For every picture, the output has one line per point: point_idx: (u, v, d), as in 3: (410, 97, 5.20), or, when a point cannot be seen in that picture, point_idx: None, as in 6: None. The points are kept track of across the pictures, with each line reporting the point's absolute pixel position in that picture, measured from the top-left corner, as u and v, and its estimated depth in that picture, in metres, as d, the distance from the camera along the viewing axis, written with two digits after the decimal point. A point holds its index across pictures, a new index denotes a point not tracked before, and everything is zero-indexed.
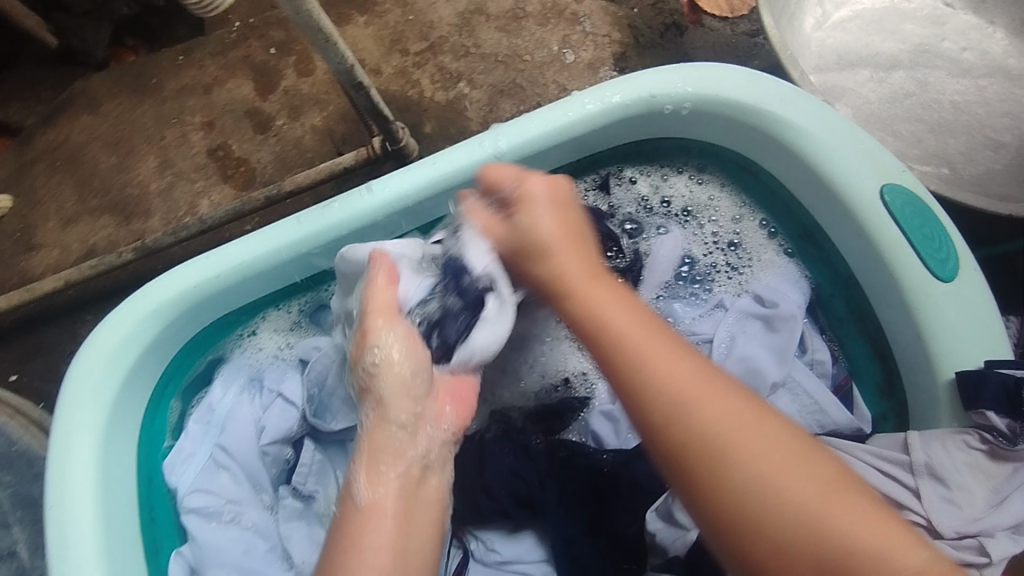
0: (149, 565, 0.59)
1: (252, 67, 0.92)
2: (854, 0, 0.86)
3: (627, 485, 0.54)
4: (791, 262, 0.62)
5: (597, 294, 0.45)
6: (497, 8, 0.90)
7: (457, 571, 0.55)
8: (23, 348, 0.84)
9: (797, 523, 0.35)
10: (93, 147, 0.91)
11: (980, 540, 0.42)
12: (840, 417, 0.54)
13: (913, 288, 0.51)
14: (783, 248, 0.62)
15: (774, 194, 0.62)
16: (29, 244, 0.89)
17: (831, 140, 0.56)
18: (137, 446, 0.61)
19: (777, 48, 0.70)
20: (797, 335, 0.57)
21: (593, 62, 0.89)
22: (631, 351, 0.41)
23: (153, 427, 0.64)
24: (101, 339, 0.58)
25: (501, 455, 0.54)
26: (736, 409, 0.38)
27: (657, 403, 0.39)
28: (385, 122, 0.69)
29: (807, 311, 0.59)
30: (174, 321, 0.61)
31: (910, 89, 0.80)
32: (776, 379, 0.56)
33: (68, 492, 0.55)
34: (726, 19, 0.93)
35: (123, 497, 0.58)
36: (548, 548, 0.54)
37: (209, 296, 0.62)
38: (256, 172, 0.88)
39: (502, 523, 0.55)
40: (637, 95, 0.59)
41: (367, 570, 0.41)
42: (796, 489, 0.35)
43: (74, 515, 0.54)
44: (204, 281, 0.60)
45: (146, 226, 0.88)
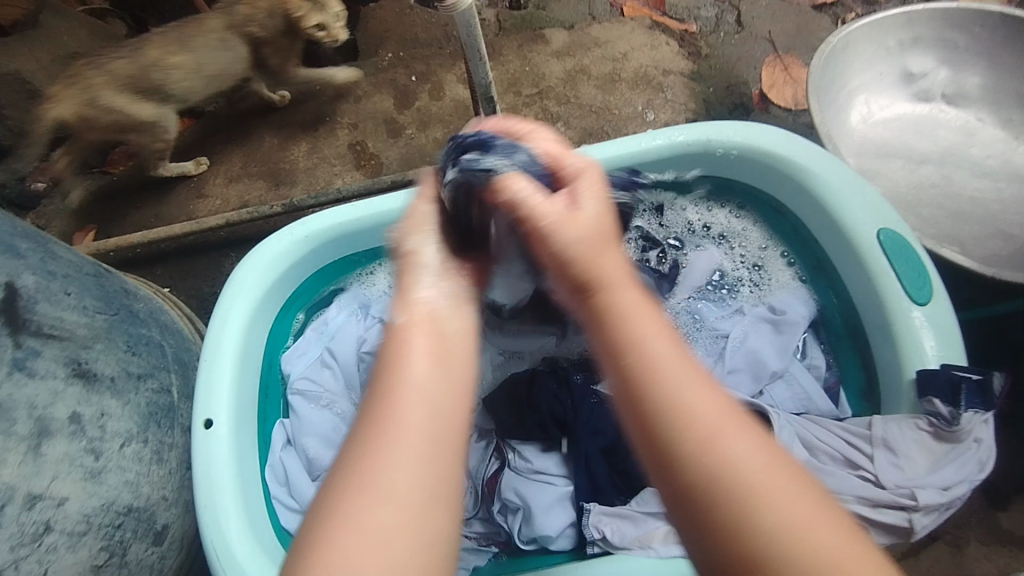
0: (259, 426, 0.74)
1: (396, 87, 1.16)
2: (897, 106, 1.03)
3: None
4: (802, 286, 0.76)
5: (633, 299, 0.41)
6: (597, 71, 1.12)
7: (493, 475, 0.69)
8: (177, 269, 1.04)
9: (751, 498, 0.34)
10: (262, 129, 1.16)
11: (913, 492, 0.55)
12: (824, 406, 0.68)
13: (894, 309, 0.65)
14: (798, 275, 0.77)
15: (797, 232, 0.77)
16: (199, 193, 1.12)
17: (845, 192, 0.71)
18: (268, 336, 0.79)
19: (819, 126, 0.86)
20: (797, 339, 0.71)
21: (669, 123, 1.08)
22: (650, 368, 0.38)
23: (281, 327, 0.81)
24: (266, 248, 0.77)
25: (548, 382, 0.69)
26: (739, 423, 0.37)
27: (645, 370, 0.38)
28: None
29: (811, 325, 0.74)
30: (318, 248, 0.80)
31: (935, 181, 0.95)
32: (776, 368, 0.70)
33: (219, 351, 0.72)
34: (790, 110, 1.12)
35: (253, 368, 0.75)
36: (570, 468, 0.67)
37: (347, 234, 0.81)
38: (383, 166, 1.10)
39: (538, 440, 0.68)
40: (697, 138, 0.76)
41: (399, 383, 0.38)
42: (772, 485, 0.34)
43: (220, 368, 0.71)
44: (347, 222, 0.80)
45: (290, 192, 1.10)
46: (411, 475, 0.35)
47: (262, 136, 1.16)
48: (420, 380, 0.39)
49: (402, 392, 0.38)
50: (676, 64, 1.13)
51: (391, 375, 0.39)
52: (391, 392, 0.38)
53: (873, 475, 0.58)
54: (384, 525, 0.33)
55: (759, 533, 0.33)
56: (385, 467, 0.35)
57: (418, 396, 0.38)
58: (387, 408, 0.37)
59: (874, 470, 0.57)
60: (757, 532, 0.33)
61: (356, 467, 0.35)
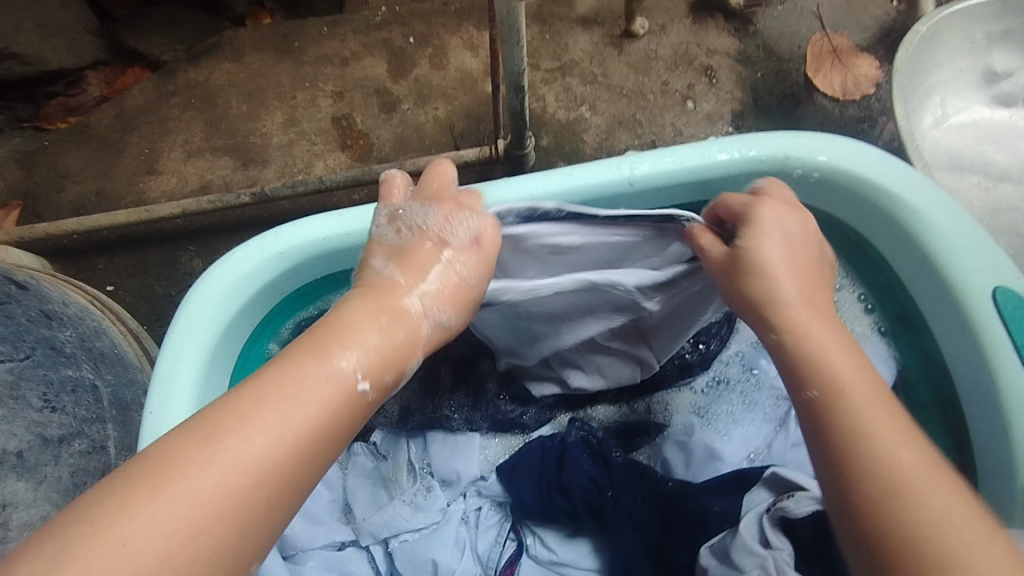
0: None
1: (390, 50, 0.98)
2: (973, 107, 0.88)
3: (690, 515, 0.56)
4: (882, 340, 0.64)
5: (817, 328, 0.42)
6: (630, 45, 0.95)
7: (509, 562, 0.59)
8: (125, 263, 0.88)
9: (901, 495, 0.34)
10: (229, 92, 0.98)
11: None
12: None
13: (1012, 390, 0.53)
14: (876, 325, 0.65)
15: (879, 273, 0.65)
16: (152, 168, 0.94)
17: (955, 236, 0.57)
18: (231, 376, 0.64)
19: (903, 135, 0.72)
20: None
21: (711, 113, 0.92)
22: (839, 400, 0.39)
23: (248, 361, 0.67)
24: (225, 270, 0.62)
25: (581, 459, 0.58)
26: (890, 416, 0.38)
27: (834, 408, 0.38)
28: (520, 125, 0.71)
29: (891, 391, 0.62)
30: (293, 267, 0.65)
31: (1014, 203, 0.82)
32: None
33: (167, 403, 0.57)
34: (837, 101, 0.95)
35: None
36: (600, 560, 0.57)
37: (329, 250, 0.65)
38: (373, 147, 0.93)
39: (562, 526, 0.59)
40: (773, 154, 0.62)
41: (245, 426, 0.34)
42: (930, 490, 0.34)
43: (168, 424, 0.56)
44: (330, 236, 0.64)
45: (261, 174, 0.93)
46: (214, 501, 0.32)
47: (228, 101, 0.97)
48: (294, 408, 0.36)
49: (291, 386, 0.36)
50: (721, 42, 0.97)
51: (284, 377, 0.36)
52: (263, 399, 0.35)
53: None
54: (145, 525, 0.30)
55: (895, 502, 0.34)
56: (157, 489, 0.31)
57: (304, 396, 0.36)
58: (257, 399, 0.35)
59: None
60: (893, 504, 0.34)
61: (157, 472, 0.32)
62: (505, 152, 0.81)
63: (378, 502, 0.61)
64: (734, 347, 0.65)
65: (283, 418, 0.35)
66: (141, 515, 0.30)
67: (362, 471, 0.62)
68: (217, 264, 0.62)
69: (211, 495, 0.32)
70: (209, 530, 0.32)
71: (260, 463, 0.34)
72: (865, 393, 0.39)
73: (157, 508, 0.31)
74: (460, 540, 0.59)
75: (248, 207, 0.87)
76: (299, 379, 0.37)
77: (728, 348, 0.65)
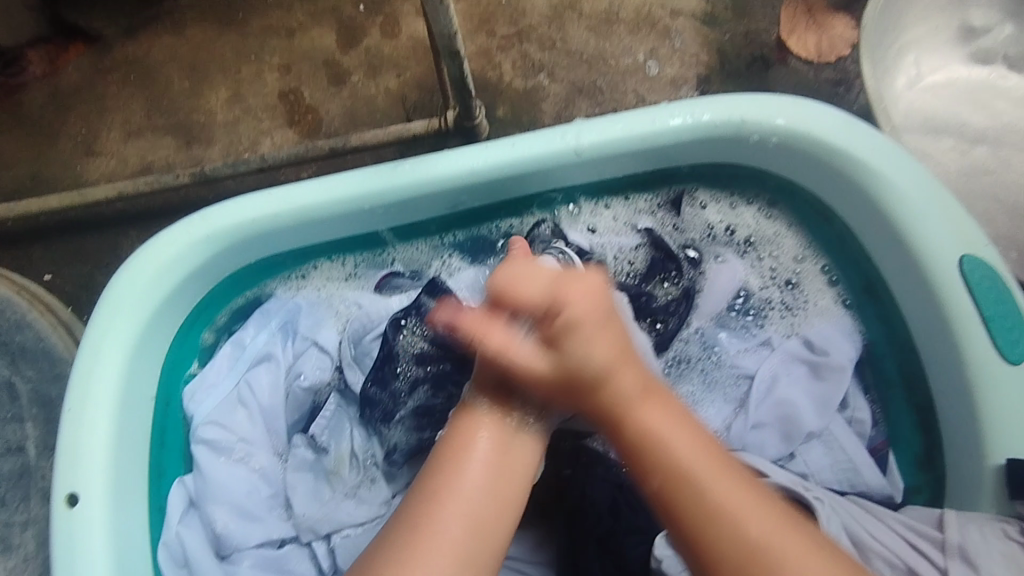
0: (149, 489, 0.57)
1: (338, 18, 0.92)
2: (952, 67, 0.84)
3: (642, 504, 0.53)
4: (845, 314, 0.61)
5: (647, 410, 0.45)
6: (591, 8, 0.90)
7: None
8: (63, 251, 0.84)
9: (754, 561, 0.40)
10: (169, 67, 0.92)
11: None
12: (873, 479, 0.53)
13: (976, 365, 0.50)
14: (840, 298, 0.62)
15: (844, 243, 0.62)
16: (90, 149, 0.90)
17: (917, 200, 0.54)
18: (161, 368, 0.61)
19: (872, 96, 0.68)
20: (842, 387, 0.57)
21: (676, 79, 0.88)
22: (678, 471, 0.43)
23: (180, 351, 0.63)
24: (148, 257, 0.58)
25: None
26: (641, 384, 0.46)
27: (673, 480, 0.43)
28: (465, 94, 0.67)
29: (855, 367, 0.59)
30: (224, 251, 0.61)
31: (991, 166, 0.79)
32: (812, 428, 0.55)
33: (87, 400, 0.54)
34: (812, 64, 0.89)
35: (138, 418, 0.57)
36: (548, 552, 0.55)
37: (263, 233, 0.61)
38: (322, 122, 0.88)
39: None
40: (727, 118, 0.58)
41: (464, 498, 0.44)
42: (769, 535, 0.41)
43: (88, 423, 0.53)
44: (262, 218, 0.60)
45: (205, 154, 0.88)
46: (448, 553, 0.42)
47: (168, 77, 0.92)
48: (470, 478, 0.45)
49: (425, 539, 0.42)
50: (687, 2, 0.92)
51: (405, 557, 0.41)
52: (414, 547, 0.42)
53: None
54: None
55: (702, 518, 0.42)
56: (419, 551, 0.42)
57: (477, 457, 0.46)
58: (411, 555, 0.41)
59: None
60: (703, 509, 0.42)
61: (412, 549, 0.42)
62: (455, 122, 0.77)
63: (319, 497, 0.58)
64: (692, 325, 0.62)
65: (449, 520, 0.43)
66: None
67: (302, 464, 0.59)
68: (140, 250, 0.58)
69: (446, 550, 0.42)
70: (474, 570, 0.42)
71: (446, 560, 0.42)
72: (701, 471, 0.43)
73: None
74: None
75: (189, 188, 0.83)
76: (467, 464, 0.45)
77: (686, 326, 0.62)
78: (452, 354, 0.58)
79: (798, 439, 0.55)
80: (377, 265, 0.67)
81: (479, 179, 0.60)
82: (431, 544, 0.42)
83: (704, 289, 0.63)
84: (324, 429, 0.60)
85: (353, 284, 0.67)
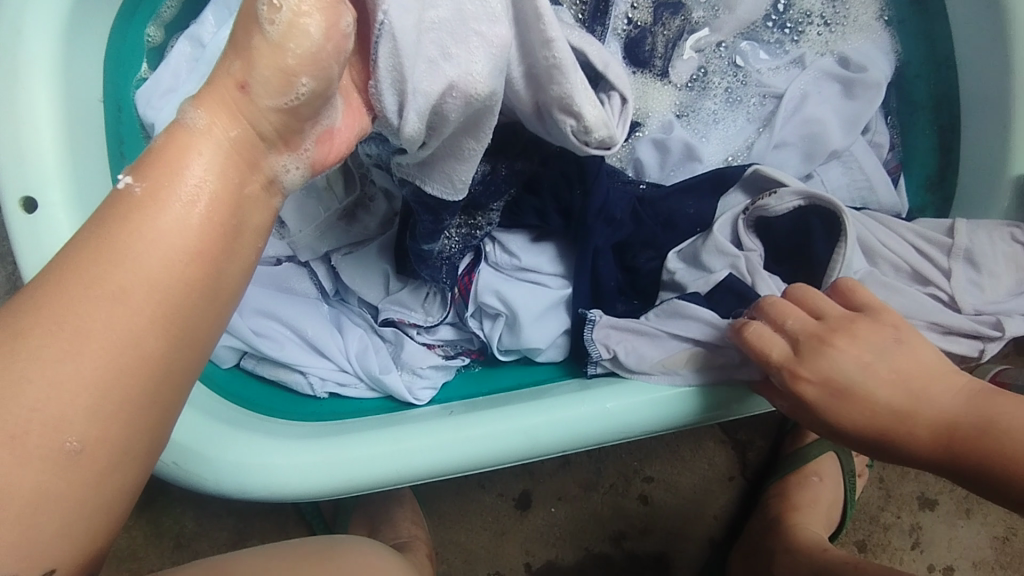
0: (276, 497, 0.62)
1: None
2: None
3: (726, 300, 0.67)
4: (993, 291, 0.64)
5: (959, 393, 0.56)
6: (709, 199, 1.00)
7: (470, 269, 0.72)
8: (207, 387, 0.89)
9: (923, 385, 0.56)
10: None
11: (995, 319, 0.63)
12: (967, 344, 0.63)
13: None
14: (1008, 293, 0.65)
15: (1005, 299, 0.64)
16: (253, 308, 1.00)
17: None
18: (285, 422, 0.68)
19: None
20: (973, 285, 0.64)
21: None
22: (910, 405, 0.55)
23: (268, 402, 0.71)
24: (282, 344, 0.72)
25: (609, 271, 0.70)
26: (857, 337, 0.57)
27: (928, 421, 0.55)
28: (624, 261, 0.72)
29: (983, 313, 0.64)
30: (378, 360, 0.73)
31: None
32: (971, 311, 0.64)
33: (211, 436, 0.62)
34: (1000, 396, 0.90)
35: (256, 479, 0.61)
36: (642, 360, 0.65)
37: (413, 364, 0.73)
38: None
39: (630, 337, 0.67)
40: (875, 250, 0.67)
41: (136, 253, 0.38)
42: (936, 394, 0.55)
43: (203, 452, 0.61)
44: (419, 356, 0.73)
45: None
46: (124, 319, 0.38)
47: None
48: (195, 180, 0.40)
49: (153, 209, 0.39)
50: None
51: (150, 190, 0.39)
52: (134, 217, 0.39)
53: (949, 296, 0.65)
54: (49, 393, 0.36)
55: (921, 419, 0.55)
56: (137, 231, 0.39)
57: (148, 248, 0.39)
58: (136, 226, 0.39)
59: (951, 292, 0.64)
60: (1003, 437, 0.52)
61: (112, 249, 0.38)
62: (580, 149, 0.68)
63: (372, 341, 0.74)
64: (966, 308, 0.64)
65: (184, 207, 0.39)
66: (41, 328, 0.37)
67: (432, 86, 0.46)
68: (277, 340, 0.71)
69: (171, 245, 0.39)
70: (115, 449, 0.38)
71: (143, 277, 0.38)
72: (935, 388, 0.56)
73: (85, 324, 0.37)
74: (479, 321, 0.73)
75: (345, 257, 0.73)
76: (194, 158, 0.40)
77: (905, 290, 0.65)
78: (499, 342, 0.73)
79: (964, 325, 0.63)
80: (500, 373, 0.76)
81: (640, 326, 0.68)
82: (150, 243, 0.39)
83: (883, 257, 0.67)
84: (352, 273, 0.73)
85: (476, 383, 0.76)
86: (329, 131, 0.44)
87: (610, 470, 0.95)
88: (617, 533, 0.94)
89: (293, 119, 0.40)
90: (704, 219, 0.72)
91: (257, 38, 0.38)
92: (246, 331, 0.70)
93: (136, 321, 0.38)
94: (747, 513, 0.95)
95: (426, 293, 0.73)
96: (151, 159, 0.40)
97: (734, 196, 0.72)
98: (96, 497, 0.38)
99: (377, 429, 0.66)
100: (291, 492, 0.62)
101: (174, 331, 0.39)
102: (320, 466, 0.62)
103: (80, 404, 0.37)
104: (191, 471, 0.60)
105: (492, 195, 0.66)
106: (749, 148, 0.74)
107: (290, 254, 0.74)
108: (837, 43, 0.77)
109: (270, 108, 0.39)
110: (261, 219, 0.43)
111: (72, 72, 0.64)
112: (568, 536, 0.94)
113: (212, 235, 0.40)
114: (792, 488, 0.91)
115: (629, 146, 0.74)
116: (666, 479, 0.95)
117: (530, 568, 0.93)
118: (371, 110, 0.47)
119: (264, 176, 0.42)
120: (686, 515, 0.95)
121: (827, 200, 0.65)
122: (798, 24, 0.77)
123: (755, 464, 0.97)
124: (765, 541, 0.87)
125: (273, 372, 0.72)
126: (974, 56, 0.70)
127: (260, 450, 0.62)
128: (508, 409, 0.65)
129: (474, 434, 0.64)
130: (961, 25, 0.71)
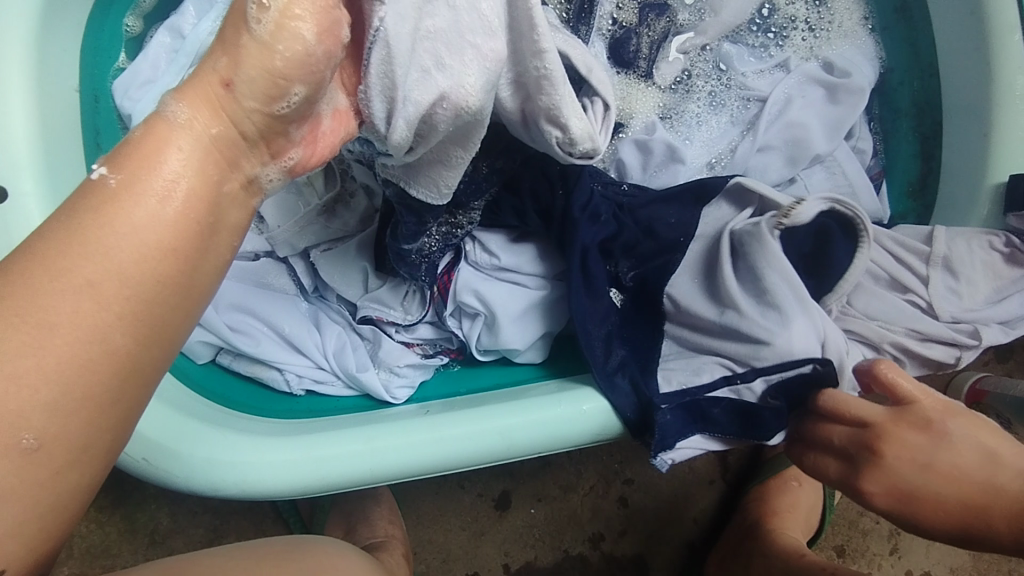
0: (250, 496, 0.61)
1: None
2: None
3: None
4: (970, 298, 0.65)
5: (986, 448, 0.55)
6: None
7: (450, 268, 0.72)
8: None
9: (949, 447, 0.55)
10: None
11: (973, 327, 0.64)
12: (944, 351, 0.64)
13: None
14: (985, 300, 0.65)
15: (981, 307, 0.64)
16: None
17: None
18: (260, 420, 0.67)
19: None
20: (951, 292, 0.65)
21: None
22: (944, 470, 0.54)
23: (243, 400, 0.70)
24: (258, 340, 0.71)
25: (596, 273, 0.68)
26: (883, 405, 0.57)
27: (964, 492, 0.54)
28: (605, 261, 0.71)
29: (960, 320, 0.64)
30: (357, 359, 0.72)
31: None
32: (948, 319, 0.64)
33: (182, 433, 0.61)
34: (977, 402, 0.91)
35: (229, 475, 0.60)
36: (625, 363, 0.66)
37: (392, 363, 0.72)
38: None
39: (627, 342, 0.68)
40: None
41: (107, 246, 0.37)
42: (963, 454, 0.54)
43: (174, 448, 0.60)
44: (398, 354, 0.73)
45: None
46: (90, 314, 0.36)
47: None
48: (171, 174, 0.38)
49: (128, 202, 0.38)
50: None
51: (127, 182, 0.38)
52: (107, 210, 0.38)
53: (927, 304, 0.65)
54: (7, 388, 0.35)
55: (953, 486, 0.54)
56: (109, 224, 0.37)
57: (120, 242, 0.37)
58: (109, 218, 0.37)
59: (929, 300, 0.64)
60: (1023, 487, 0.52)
61: (81, 241, 0.37)
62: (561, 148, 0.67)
63: (350, 338, 0.73)
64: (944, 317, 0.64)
65: (159, 201, 0.38)
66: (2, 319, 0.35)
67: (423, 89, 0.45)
68: (254, 336, 0.71)
69: (144, 240, 0.38)
70: (70, 446, 0.37)
71: (113, 271, 0.37)
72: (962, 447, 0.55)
73: (49, 318, 0.36)
74: (461, 320, 0.73)
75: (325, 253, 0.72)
76: (171, 151, 0.39)
77: (884, 298, 0.65)
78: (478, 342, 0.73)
79: (942, 334, 0.63)
80: (479, 373, 0.75)
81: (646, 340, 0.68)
82: (121, 237, 0.37)
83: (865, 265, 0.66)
84: (331, 270, 0.72)
85: (454, 382, 0.75)
86: (314, 131, 0.43)
87: (590, 472, 0.95)
88: (596, 535, 0.94)
89: (277, 123, 0.40)
90: (686, 228, 0.68)
91: (245, 37, 0.37)
92: (220, 327, 0.69)
93: (102, 317, 0.37)
94: (726, 516, 0.95)
95: (406, 292, 0.72)
96: (128, 151, 0.39)
97: (718, 206, 0.69)
98: (50, 492, 0.37)
99: (355, 428, 0.65)
100: (259, 491, 0.61)
101: (143, 329, 0.38)
102: (296, 464, 0.62)
103: (40, 402, 0.35)
104: (161, 467, 0.59)
105: (473, 193, 0.65)
106: (733, 152, 0.74)
107: (268, 249, 0.73)
108: (821, 48, 0.77)
109: (254, 108, 0.39)
110: (237, 218, 0.42)
111: (46, 60, 0.63)
112: (547, 537, 0.94)
113: (188, 232, 0.39)
114: (772, 492, 0.91)
115: (612, 146, 0.73)
116: (645, 482, 0.95)
117: (508, 569, 0.93)
118: (358, 115, 0.46)
119: (243, 176, 0.41)
120: (665, 518, 0.95)
121: (852, 206, 0.63)
122: (783, 29, 0.77)
123: (735, 468, 0.97)
124: (744, 545, 0.87)
125: (248, 368, 0.72)
126: (955, 66, 0.70)
127: (235, 447, 0.61)
128: (486, 408, 0.65)
129: (452, 434, 0.63)
130: (943, 34, 0.71)
